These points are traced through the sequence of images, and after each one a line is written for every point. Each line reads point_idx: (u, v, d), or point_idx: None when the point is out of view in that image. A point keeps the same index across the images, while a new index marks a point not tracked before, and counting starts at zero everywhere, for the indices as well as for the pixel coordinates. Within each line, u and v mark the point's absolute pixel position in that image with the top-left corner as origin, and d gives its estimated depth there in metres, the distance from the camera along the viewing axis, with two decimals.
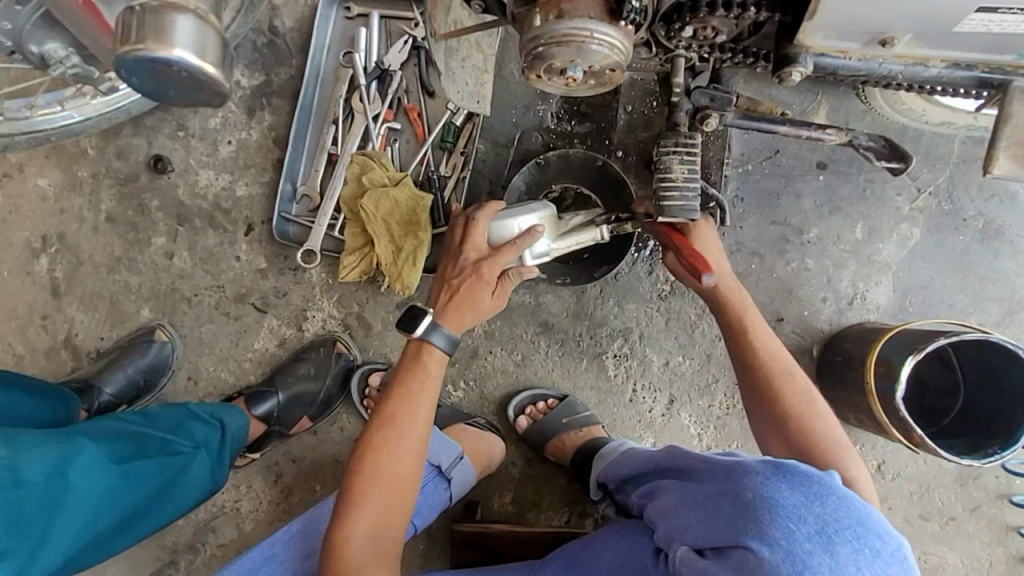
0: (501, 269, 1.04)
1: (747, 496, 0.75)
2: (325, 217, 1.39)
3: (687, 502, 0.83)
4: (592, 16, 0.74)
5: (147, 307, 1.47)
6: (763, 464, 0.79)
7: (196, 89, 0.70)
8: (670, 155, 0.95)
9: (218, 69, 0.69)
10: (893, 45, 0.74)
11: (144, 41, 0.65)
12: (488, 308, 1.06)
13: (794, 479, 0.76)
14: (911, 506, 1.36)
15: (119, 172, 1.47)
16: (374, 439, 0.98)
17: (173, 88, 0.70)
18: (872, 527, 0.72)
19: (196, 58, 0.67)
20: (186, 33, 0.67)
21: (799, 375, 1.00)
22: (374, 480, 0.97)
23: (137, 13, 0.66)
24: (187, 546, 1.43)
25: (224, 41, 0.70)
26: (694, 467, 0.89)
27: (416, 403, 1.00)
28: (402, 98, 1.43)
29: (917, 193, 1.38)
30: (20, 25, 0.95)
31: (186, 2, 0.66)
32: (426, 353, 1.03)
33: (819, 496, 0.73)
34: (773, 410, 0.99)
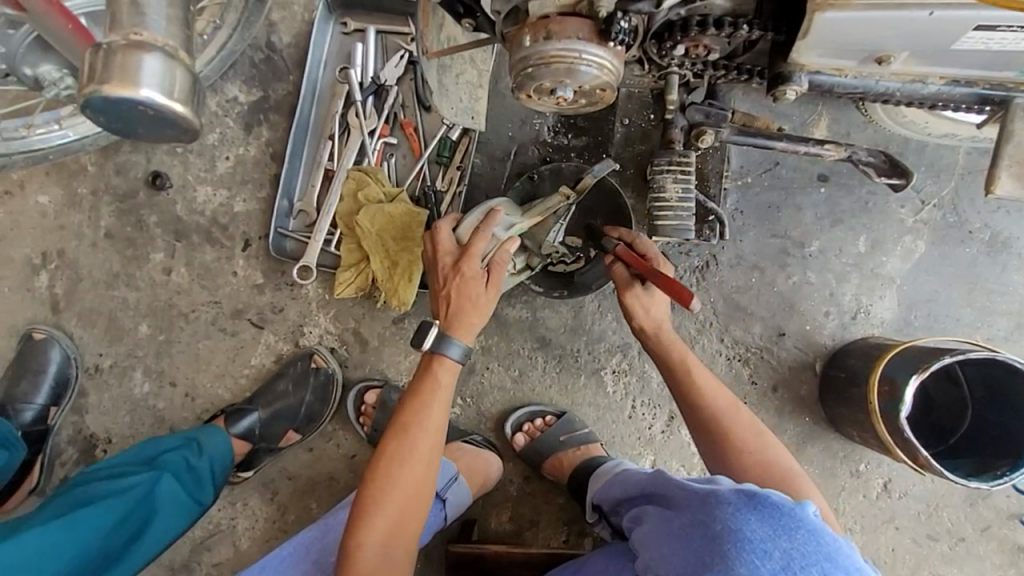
0: (479, 258, 1.04)
1: (716, 528, 0.73)
2: (321, 233, 1.39)
3: (663, 532, 0.81)
4: (581, 37, 0.73)
5: (145, 323, 1.47)
6: (736, 495, 0.77)
7: (166, 129, 0.63)
8: (664, 174, 1.01)
9: (190, 108, 0.62)
10: (891, 62, 0.73)
11: (106, 82, 0.57)
12: (489, 300, 1.03)
13: (765, 510, 0.73)
14: (919, 526, 1.33)
15: (118, 188, 1.47)
16: (390, 452, 0.97)
17: (142, 131, 0.63)
18: (841, 563, 0.68)
19: (165, 98, 0.59)
20: (153, 71, 0.59)
21: (742, 411, 1.01)
22: (390, 493, 0.96)
23: (102, 53, 0.58)
24: (183, 564, 1.42)
25: (196, 76, 0.62)
26: (673, 495, 0.87)
27: (430, 416, 0.99)
28: (398, 113, 1.43)
29: (921, 205, 1.35)
30: (13, 48, 0.96)
31: (153, 39, 0.59)
32: (443, 364, 1.01)
33: (787, 529, 0.71)
34: (725, 451, 0.98)
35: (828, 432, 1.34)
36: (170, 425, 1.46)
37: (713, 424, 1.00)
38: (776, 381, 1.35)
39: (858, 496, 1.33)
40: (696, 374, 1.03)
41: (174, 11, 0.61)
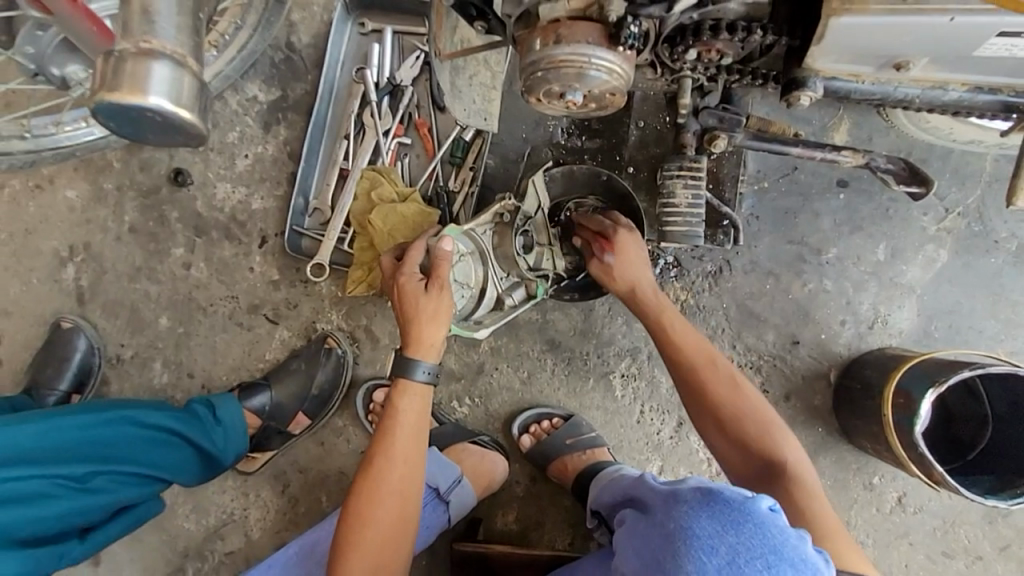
0: (414, 271, 1.03)
1: (670, 526, 0.74)
2: (335, 231, 1.41)
3: (627, 534, 0.82)
4: (589, 41, 0.73)
5: (166, 316, 1.51)
6: (693, 492, 0.77)
7: (173, 135, 0.63)
8: (674, 179, 1.01)
9: (197, 115, 0.62)
10: (909, 69, 0.71)
11: (116, 90, 0.58)
12: (434, 306, 1.02)
13: (716, 505, 0.73)
14: (935, 543, 1.30)
15: (142, 184, 1.52)
16: (366, 486, 0.99)
17: (151, 136, 0.63)
18: (788, 556, 0.68)
19: (173, 105, 0.59)
20: (163, 79, 0.60)
21: (720, 361, 1.07)
22: (370, 524, 0.97)
23: (113, 61, 0.59)
24: (197, 551, 1.46)
25: (204, 84, 0.62)
26: (645, 498, 0.88)
27: (399, 441, 1.01)
28: (412, 113, 1.44)
29: (944, 213, 1.32)
30: (42, 49, 1.00)
31: (162, 46, 0.59)
32: (404, 389, 1.03)
33: (736, 524, 0.70)
34: (703, 404, 1.05)
35: (842, 443, 1.31)
36: None
37: (691, 377, 1.06)
38: (789, 390, 1.33)
39: (872, 510, 1.30)
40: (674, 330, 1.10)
41: (184, 19, 0.61)
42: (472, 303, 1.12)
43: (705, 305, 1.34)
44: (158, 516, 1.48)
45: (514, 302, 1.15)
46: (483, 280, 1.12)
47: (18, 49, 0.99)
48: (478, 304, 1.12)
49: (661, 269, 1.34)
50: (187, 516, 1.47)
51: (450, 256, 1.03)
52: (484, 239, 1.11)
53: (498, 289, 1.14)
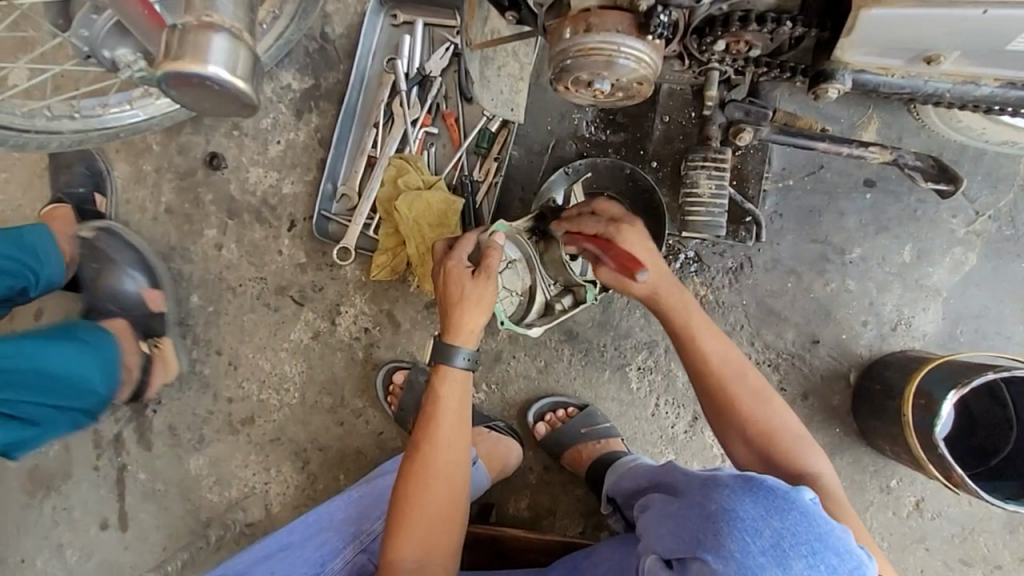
0: (461, 258, 1.06)
1: (711, 508, 0.74)
2: (362, 216, 1.45)
3: (661, 514, 0.83)
4: (620, 30, 0.75)
5: (197, 294, 1.57)
6: (733, 478, 0.77)
7: (230, 105, 0.67)
8: (698, 169, 1.01)
9: (251, 86, 0.65)
10: (940, 62, 0.71)
11: (178, 59, 0.62)
12: (482, 293, 1.04)
13: (760, 491, 0.74)
14: (952, 550, 1.28)
15: (179, 167, 1.58)
16: (414, 472, 1.01)
17: (209, 106, 0.67)
18: (831, 544, 0.70)
19: (229, 75, 0.63)
20: (220, 51, 0.63)
21: (749, 372, 1.01)
22: (418, 507, 0.99)
23: (176, 32, 0.63)
24: (219, 521, 1.52)
25: (258, 57, 0.66)
26: (678, 482, 0.89)
27: (444, 427, 1.02)
28: (440, 103, 1.47)
29: (975, 216, 1.30)
30: (96, 33, 1.05)
31: (221, 20, 0.63)
32: (445, 375, 1.05)
33: (780, 510, 0.71)
34: (729, 415, 1.01)
35: (859, 444, 1.30)
36: (214, 391, 1.55)
37: (715, 384, 1.01)
38: (807, 389, 1.32)
39: (888, 513, 1.29)
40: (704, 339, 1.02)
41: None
42: (523, 309, 1.26)
43: (724, 302, 1.34)
44: (184, 486, 1.54)
45: (564, 306, 1.27)
46: (532, 288, 1.25)
47: (74, 31, 1.05)
48: (530, 309, 1.26)
49: (681, 264, 1.34)
50: (211, 487, 1.53)
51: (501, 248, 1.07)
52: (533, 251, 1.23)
53: (548, 296, 1.27)
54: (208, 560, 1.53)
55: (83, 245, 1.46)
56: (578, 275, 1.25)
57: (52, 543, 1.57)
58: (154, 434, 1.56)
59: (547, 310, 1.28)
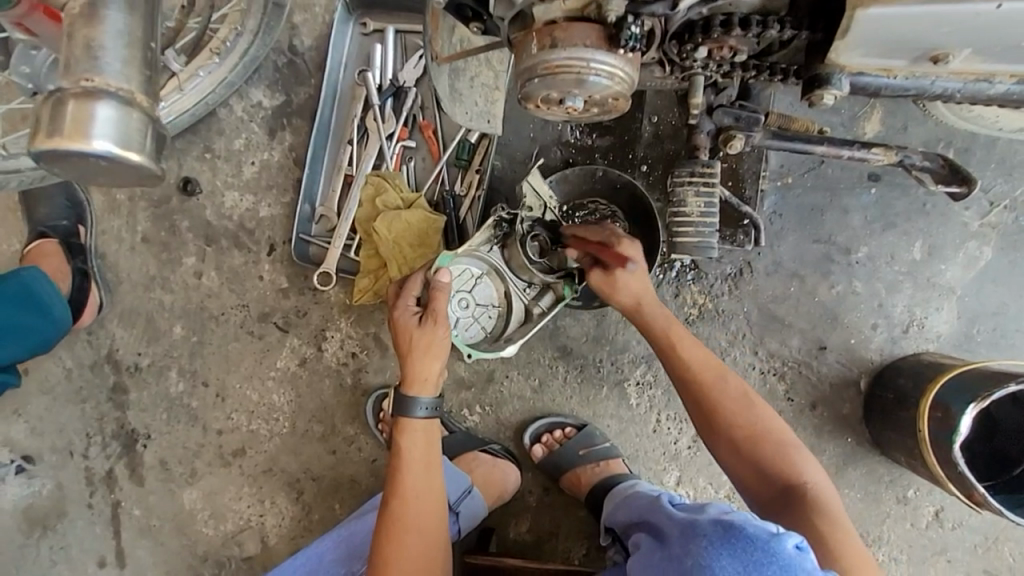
0: (408, 304, 1.07)
1: (687, 563, 0.70)
2: (341, 239, 1.40)
3: (642, 564, 0.78)
4: (588, 44, 0.67)
5: (180, 325, 1.52)
6: (712, 526, 0.73)
7: (132, 179, 0.60)
8: (685, 186, 0.94)
9: (149, 157, 0.59)
10: (948, 62, 0.63)
11: (57, 135, 0.55)
12: (437, 335, 1.04)
13: (739, 544, 0.69)
14: (975, 560, 1.22)
15: (153, 194, 1.52)
16: (387, 527, 0.98)
17: (104, 180, 0.60)
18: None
19: (120, 147, 0.56)
20: (108, 121, 0.57)
21: (731, 379, 1.02)
22: (399, 565, 0.95)
23: (53, 104, 0.56)
24: (217, 555, 1.49)
25: (157, 119, 0.59)
26: (660, 524, 0.84)
27: (411, 476, 1.00)
28: (417, 115, 1.40)
29: (989, 207, 1.22)
30: (37, 68, 1.00)
31: (106, 84, 0.57)
32: (407, 427, 1.03)
33: (758, 565, 0.66)
34: (716, 423, 1.00)
35: (873, 454, 1.24)
36: (203, 423, 1.51)
37: (698, 393, 1.02)
38: (816, 398, 1.25)
39: (905, 525, 1.23)
40: (682, 345, 1.04)
41: (132, 52, 0.59)
42: (502, 321, 1.23)
43: (724, 310, 1.27)
44: (178, 521, 1.51)
45: (542, 307, 1.21)
46: (508, 297, 1.23)
47: (13, 68, 0.99)
48: (508, 320, 1.23)
49: (677, 272, 1.27)
50: (206, 521, 1.50)
51: (448, 287, 1.06)
52: (496, 258, 1.20)
53: (525, 301, 1.22)
54: None
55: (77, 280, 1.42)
56: (544, 272, 1.16)
57: None
58: (146, 470, 1.52)
59: (527, 316, 1.23)
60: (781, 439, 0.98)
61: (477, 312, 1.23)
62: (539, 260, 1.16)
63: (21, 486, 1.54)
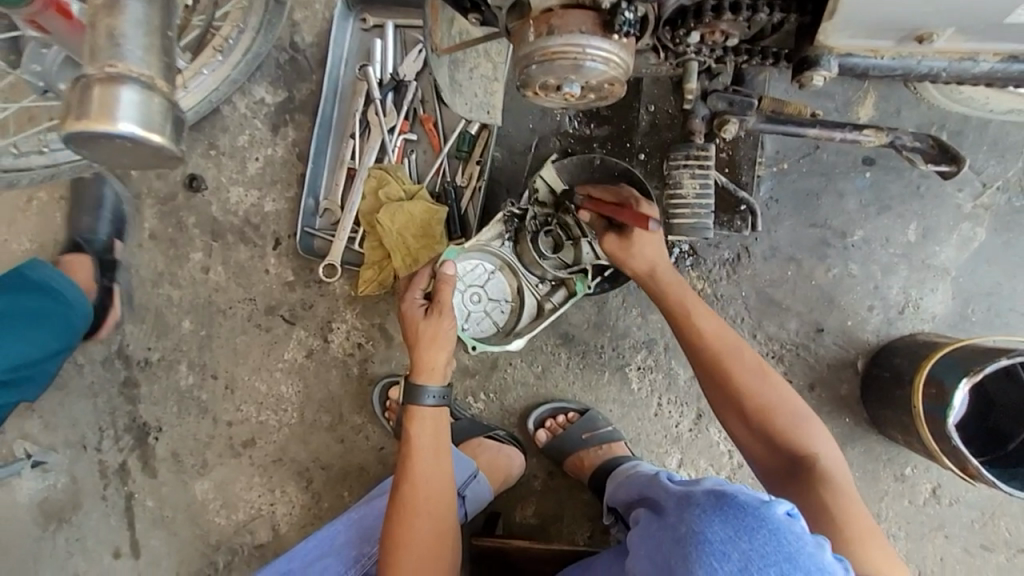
0: (415, 296, 1.11)
1: (682, 530, 0.73)
2: (345, 231, 1.42)
3: (641, 535, 0.81)
4: (584, 30, 0.70)
5: (188, 319, 1.54)
6: (706, 496, 0.75)
7: (154, 160, 0.63)
8: (680, 169, 0.96)
9: (170, 138, 0.61)
10: (933, 40, 0.66)
11: (85, 118, 0.58)
12: (444, 328, 1.08)
13: (729, 510, 0.71)
14: (972, 535, 1.24)
15: (160, 191, 1.54)
16: (399, 511, 1.00)
17: (129, 162, 0.63)
18: (803, 565, 0.66)
19: (143, 130, 0.59)
20: (131, 104, 0.59)
21: (746, 351, 1.04)
22: (408, 549, 0.98)
23: (79, 88, 0.59)
24: (229, 543, 1.52)
25: (177, 104, 0.62)
26: (659, 498, 0.87)
27: (421, 462, 1.03)
28: (417, 108, 1.42)
29: (982, 189, 1.24)
30: (47, 65, 1.02)
31: (128, 70, 0.59)
32: (417, 415, 1.06)
33: (748, 530, 0.68)
34: (730, 395, 1.02)
35: (870, 433, 1.26)
36: (213, 415, 1.54)
37: (713, 366, 1.03)
38: (814, 379, 1.27)
39: (904, 502, 1.25)
40: (698, 318, 1.06)
41: (152, 39, 0.61)
42: (515, 316, 1.27)
43: (722, 294, 1.29)
44: (191, 511, 1.54)
45: (555, 303, 1.25)
46: (520, 292, 1.27)
47: (25, 67, 1.02)
48: (521, 315, 1.27)
49: (675, 258, 1.29)
50: (218, 511, 1.53)
51: (452, 280, 1.11)
52: (507, 254, 1.24)
53: (538, 297, 1.26)
54: None
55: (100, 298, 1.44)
56: (556, 268, 1.21)
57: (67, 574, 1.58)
58: (158, 462, 1.55)
59: (540, 311, 1.27)
60: (794, 412, 1.01)
61: (489, 306, 1.28)
62: (551, 255, 1.21)
63: (37, 480, 1.58)
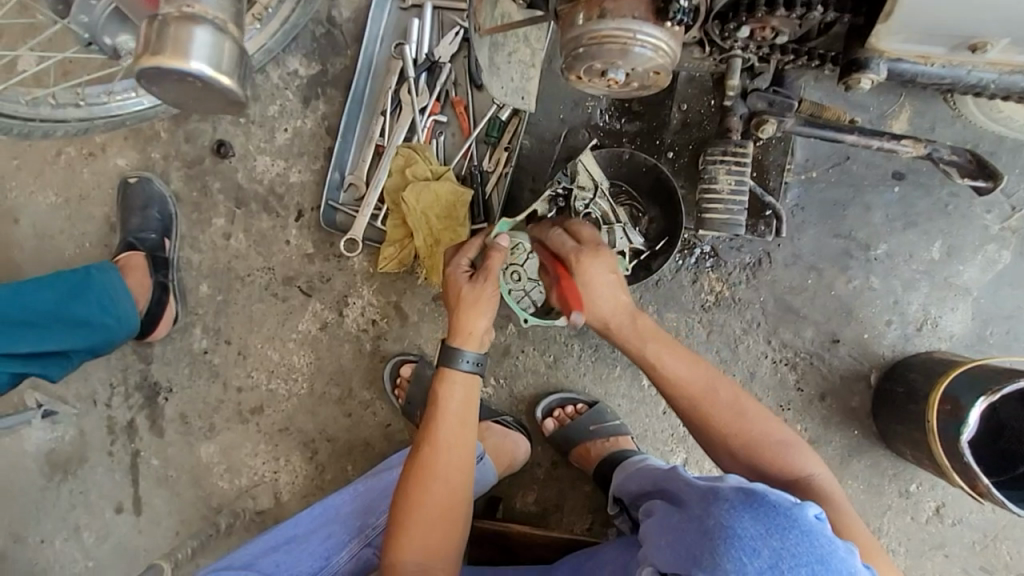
0: (460, 262, 1.07)
1: (709, 523, 0.73)
2: (369, 207, 1.43)
3: (660, 524, 0.81)
4: (637, 16, 0.70)
5: (206, 283, 1.56)
6: (734, 491, 0.76)
7: (217, 101, 0.67)
8: (717, 164, 0.98)
9: (237, 81, 0.65)
10: (986, 50, 0.65)
11: (160, 54, 0.62)
12: (489, 295, 1.04)
13: (761, 508, 0.71)
14: (972, 556, 1.24)
15: (187, 155, 1.55)
16: (418, 474, 1.01)
17: (196, 100, 0.67)
18: (833, 566, 0.68)
19: (213, 71, 0.63)
20: (203, 44, 0.63)
21: (721, 390, 0.97)
22: (420, 513, 0.99)
23: (156, 25, 0.62)
24: (231, 507, 1.54)
25: (244, 50, 0.66)
26: (678, 490, 0.87)
27: (446, 428, 1.02)
28: (449, 90, 1.43)
29: (1010, 211, 1.24)
30: (96, 19, 1.04)
31: (204, 11, 0.63)
32: (449, 379, 1.05)
33: (781, 528, 0.69)
34: (711, 434, 0.97)
35: (878, 447, 1.26)
36: (224, 380, 1.55)
37: (689, 408, 0.98)
38: (825, 389, 1.27)
39: (906, 518, 1.25)
40: (665, 361, 0.98)
41: None
42: None
43: (741, 298, 1.29)
44: (195, 473, 1.56)
45: None
46: None
47: (73, 17, 1.03)
48: None
49: (696, 258, 1.30)
50: (221, 475, 1.55)
51: (504, 250, 1.06)
52: None
53: None
54: (218, 546, 1.54)
55: (157, 295, 1.46)
56: None
57: (69, 526, 1.60)
58: (166, 422, 1.57)
59: None
60: (778, 442, 0.95)
61: (529, 285, 1.28)
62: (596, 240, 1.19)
63: (46, 430, 1.60)
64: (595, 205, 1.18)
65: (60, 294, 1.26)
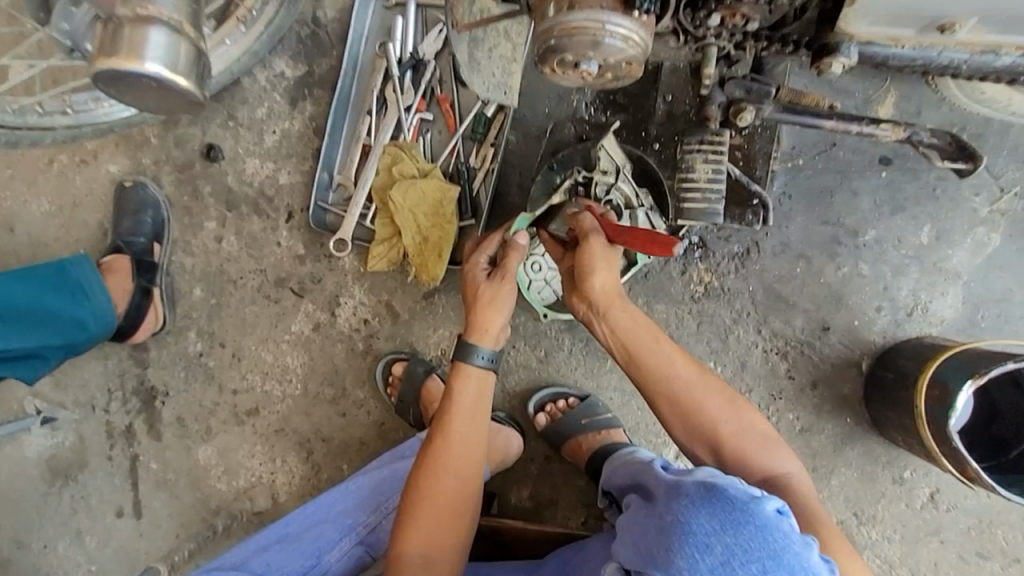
0: (479, 259, 1.08)
1: (667, 519, 0.74)
2: (357, 207, 1.43)
3: (629, 518, 0.83)
4: (604, 6, 0.70)
5: (199, 287, 1.57)
6: (696, 486, 0.76)
7: (177, 101, 0.71)
8: (693, 153, 0.99)
9: (193, 81, 0.69)
10: (955, 31, 0.65)
11: (116, 56, 0.66)
12: (506, 292, 1.06)
13: (717, 503, 0.72)
14: (967, 542, 1.24)
15: (178, 159, 1.56)
16: (428, 466, 1.02)
17: (156, 102, 0.71)
18: (785, 561, 0.68)
19: (169, 71, 0.67)
20: (159, 45, 0.67)
21: (709, 377, 0.98)
22: (428, 505, 1.00)
23: (112, 27, 0.66)
24: (229, 508, 1.55)
25: (200, 51, 0.70)
26: (650, 484, 0.88)
27: (459, 421, 1.04)
28: (435, 88, 1.43)
29: (999, 194, 1.23)
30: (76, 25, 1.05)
31: (158, 12, 0.66)
32: (465, 373, 1.06)
33: (734, 524, 0.69)
34: (696, 423, 0.96)
35: (870, 434, 1.26)
36: (220, 382, 1.56)
37: (680, 395, 0.96)
38: (817, 377, 1.27)
39: (900, 505, 1.25)
40: (661, 346, 0.97)
41: None
42: None
43: (730, 288, 1.29)
44: (193, 476, 1.57)
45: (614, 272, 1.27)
46: None
47: (55, 25, 1.06)
48: None
49: (685, 249, 1.29)
50: (219, 477, 1.56)
51: (522, 249, 1.06)
52: None
53: None
54: (218, 546, 1.56)
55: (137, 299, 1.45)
56: None
57: (71, 530, 1.61)
58: (164, 425, 1.58)
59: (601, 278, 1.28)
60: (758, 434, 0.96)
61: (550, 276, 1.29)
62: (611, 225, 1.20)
63: (46, 437, 1.61)
64: (614, 191, 1.19)
65: (39, 289, 1.27)
